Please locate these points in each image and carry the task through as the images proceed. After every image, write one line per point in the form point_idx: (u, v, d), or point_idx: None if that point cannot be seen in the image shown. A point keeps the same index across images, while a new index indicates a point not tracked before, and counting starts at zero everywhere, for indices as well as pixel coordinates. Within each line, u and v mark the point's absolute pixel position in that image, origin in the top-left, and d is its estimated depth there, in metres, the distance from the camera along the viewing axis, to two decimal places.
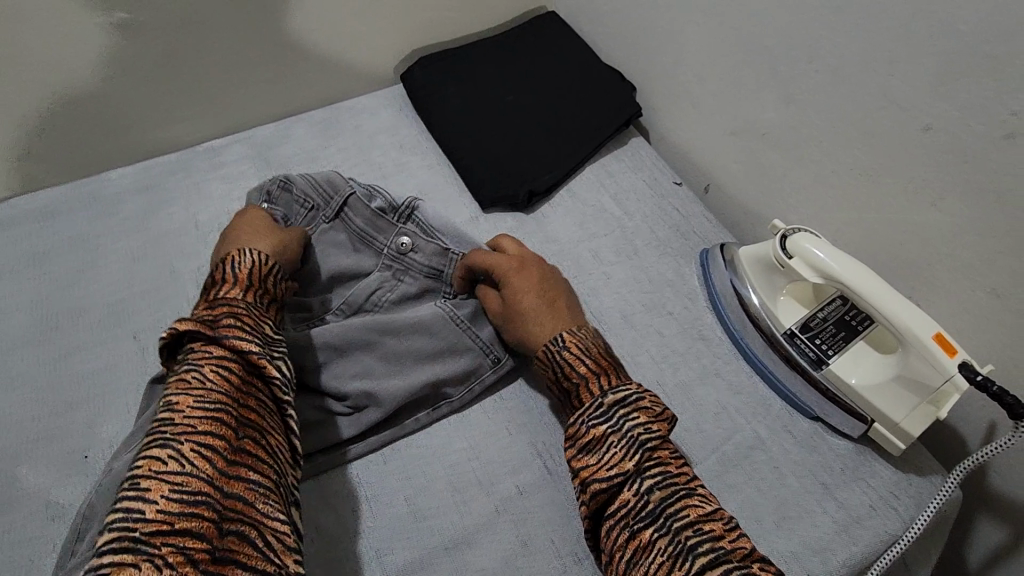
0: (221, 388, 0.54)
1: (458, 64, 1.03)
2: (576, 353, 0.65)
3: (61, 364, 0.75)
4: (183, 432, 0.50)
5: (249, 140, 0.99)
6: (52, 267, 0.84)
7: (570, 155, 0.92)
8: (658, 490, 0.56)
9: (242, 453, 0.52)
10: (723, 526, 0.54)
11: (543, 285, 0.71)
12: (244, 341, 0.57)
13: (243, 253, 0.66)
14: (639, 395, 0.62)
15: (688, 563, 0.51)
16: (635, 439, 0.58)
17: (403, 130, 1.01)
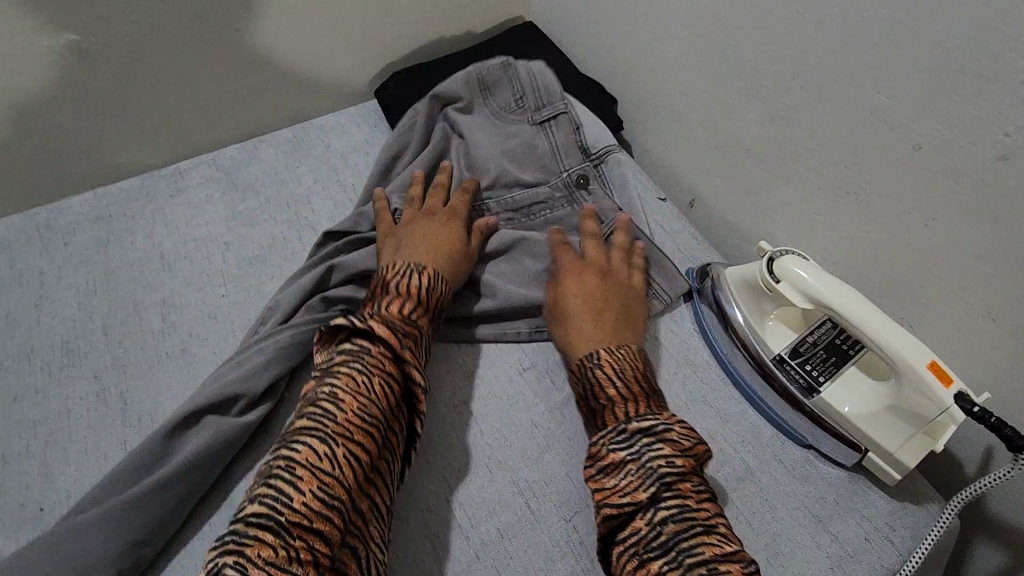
0: (381, 395, 0.57)
1: (431, 78, 1.00)
2: (608, 372, 0.64)
3: (14, 408, 0.71)
4: (341, 432, 0.52)
5: (216, 162, 0.96)
6: (6, 302, 0.80)
7: (553, 172, 0.89)
8: (673, 523, 0.52)
9: (377, 469, 0.54)
10: (745, 569, 0.50)
11: (595, 290, 0.72)
12: (413, 365, 0.60)
13: (437, 278, 0.70)
14: (666, 425, 0.59)
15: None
16: (655, 471, 0.55)
17: (377, 148, 0.98)
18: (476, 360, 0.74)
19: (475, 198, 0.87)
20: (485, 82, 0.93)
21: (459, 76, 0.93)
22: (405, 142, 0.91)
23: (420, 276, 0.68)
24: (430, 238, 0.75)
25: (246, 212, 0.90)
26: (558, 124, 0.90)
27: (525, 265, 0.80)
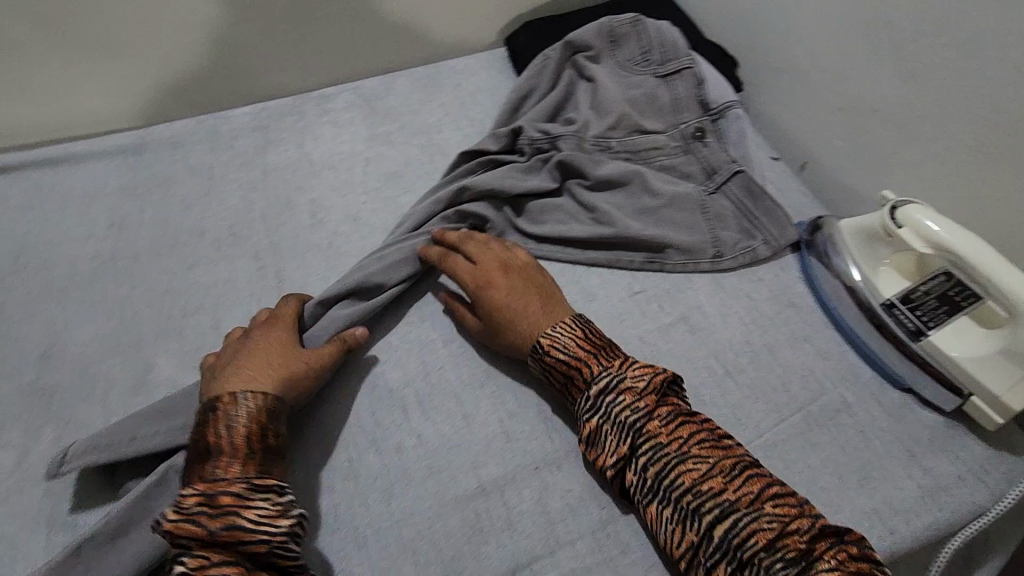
0: (207, 529, 0.52)
1: (560, 28, 1.06)
2: (553, 353, 0.66)
3: (190, 273, 0.83)
4: (200, 565, 0.51)
5: (359, 90, 1.05)
6: (182, 189, 0.92)
7: (672, 122, 0.94)
8: (654, 466, 0.59)
9: (257, 571, 0.53)
10: (725, 479, 0.56)
11: (513, 294, 0.71)
12: (228, 528, 0.53)
13: (236, 401, 0.59)
14: (619, 377, 0.63)
15: (697, 525, 0.55)
16: (624, 423, 0.61)
17: (503, 90, 1.05)
18: (590, 280, 0.80)
19: (602, 137, 0.91)
20: (616, 35, 0.98)
21: (593, 26, 0.98)
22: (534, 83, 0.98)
23: (218, 424, 0.58)
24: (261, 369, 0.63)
25: (383, 134, 0.99)
26: (682, 78, 0.95)
27: (642, 201, 0.84)
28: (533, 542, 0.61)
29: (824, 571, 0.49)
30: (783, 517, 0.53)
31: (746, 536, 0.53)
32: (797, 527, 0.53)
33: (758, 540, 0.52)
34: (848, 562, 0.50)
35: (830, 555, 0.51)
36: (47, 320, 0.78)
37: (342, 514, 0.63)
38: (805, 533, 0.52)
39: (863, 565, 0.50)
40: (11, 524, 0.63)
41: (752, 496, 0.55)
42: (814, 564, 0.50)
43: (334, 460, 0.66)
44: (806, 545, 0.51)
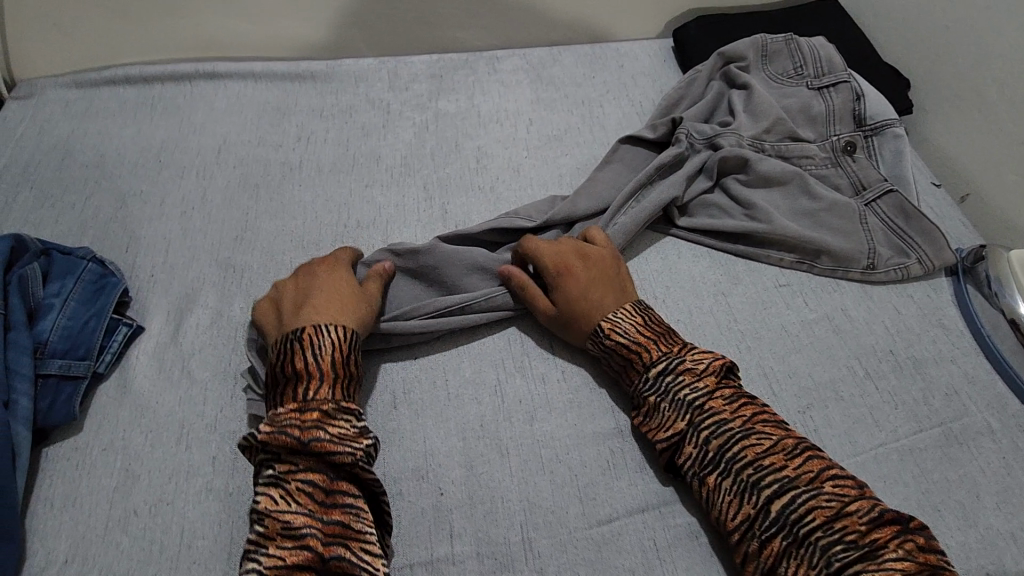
0: (298, 439, 0.57)
1: (731, 25, 1.09)
2: (614, 330, 0.69)
3: (366, 192, 0.91)
4: (288, 471, 0.57)
5: (528, 57, 1.11)
6: (363, 118, 1.01)
7: (823, 134, 0.93)
8: (715, 440, 0.61)
9: (338, 481, 0.58)
10: (785, 457, 0.59)
11: (595, 283, 0.73)
12: (326, 437, 0.58)
13: (321, 330, 0.64)
14: (680, 358, 0.66)
15: (755, 499, 0.58)
16: (684, 400, 0.64)
17: (666, 77, 1.09)
18: (736, 265, 0.83)
19: (757, 141, 0.91)
20: (768, 50, 1.00)
21: (747, 40, 1.00)
22: (690, 83, 1.01)
23: (306, 351, 0.63)
24: (330, 296, 0.68)
25: (547, 100, 1.04)
26: (837, 92, 0.95)
27: (798, 203, 0.86)
28: (662, 486, 0.65)
29: (888, 556, 0.52)
30: (842, 497, 0.56)
31: (804, 512, 0.56)
32: (856, 509, 0.55)
33: (815, 517, 0.55)
34: (912, 551, 0.53)
35: (896, 544, 0.53)
36: (241, 210, 0.88)
37: (488, 423, 0.68)
38: (866, 518, 0.54)
39: (927, 556, 0.53)
40: (206, 371, 0.72)
41: (813, 476, 0.58)
42: (878, 550, 0.52)
43: (484, 376, 0.72)
44: (866, 530, 0.54)
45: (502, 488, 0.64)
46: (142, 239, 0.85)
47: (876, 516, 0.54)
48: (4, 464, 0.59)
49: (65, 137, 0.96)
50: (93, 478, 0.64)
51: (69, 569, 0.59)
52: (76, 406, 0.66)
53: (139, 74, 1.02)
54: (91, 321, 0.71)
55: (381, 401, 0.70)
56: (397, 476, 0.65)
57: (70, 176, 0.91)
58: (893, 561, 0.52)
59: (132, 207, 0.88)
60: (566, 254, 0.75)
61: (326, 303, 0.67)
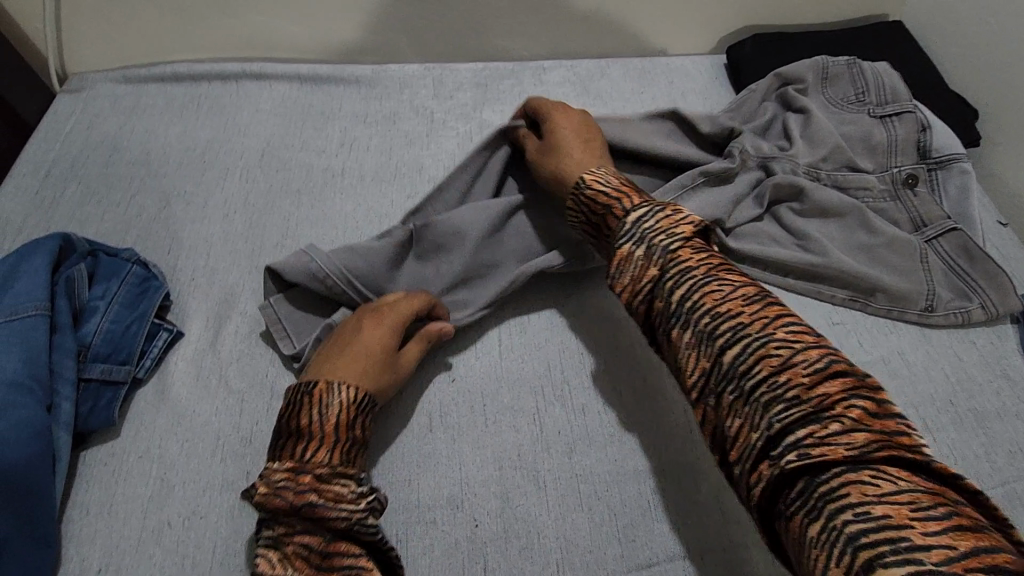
0: (292, 501, 0.55)
1: (790, 44, 1.05)
2: (598, 181, 0.70)
3: (407, 202, 0.90)
4: (285, 534, 0.55)
5: (575, 69, 1.08)
6: (406, 125, 0.99)
7: (882, 164, 0.89)
8: (677, 290, 0.58)
9: (337, 542, 0.55)
10: (744, 305, 0.55)
11: (577, 140, 0.78)
12: (323, 497, 0.55)
13: (332, 390, 0.61)
14: (655, 209, 0.64)
15: (711, 351, 0.54)
16: (656, 247, 0.61)
17: (717, 96, 1.06)
18: (787, 299, 0.80)
19: (812, 168, 0.88)
20: (829, 72, 0.96)
21: (808, 61, 0.97)
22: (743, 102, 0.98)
23: (314, 408, 0.60)
24: (352, 355, 0.65)
25: (594, 115, 1.02)
26: (901, 121, 0.90)
27: (856, 236, 0.82)
28: (705, 532, 0.62)
29: (829, 417, 0.46)
30: (796, 349, 0.50)
31: (753, 363, 0.51)
32: (805, 361, 0.49)
33: (764, 368, 0.50)
34: (867, 419, 0.46)
35: (844, 406, 0.47)
36: (282, 215, 0.88)
37: (526, 453, 0.66)
38: (814, 370, 0.49)
39: (884, 423, 0.46)
40: (242, 381, 0.71)
41: (769, 323, 0.53)
42: (821, 410, 0.47)
43: (523, 403, 0.70)
44: (813, 386, 0.48)
45: (539, 524, 0.62)
46: (184, 240, 0.85)
47: (823, 368, 0.49)
48: (45, 469, 0.60)
49: (112, 133, 0.97)
50: (129, 486, 0.64)
51: None
52: (116, 411, 0.67)
53: (186, 71, 1.03)
54: (133, 326, 0.71)
55: (417, 423, 0.68)
56: (432, 502, 0.63)
57: (115, 173, 0.92)
58: (835, 427, 0.46)
59: (175, 208, 0.88)
60: (569, 113, 0.81)
61: (346, 363, 0.64)
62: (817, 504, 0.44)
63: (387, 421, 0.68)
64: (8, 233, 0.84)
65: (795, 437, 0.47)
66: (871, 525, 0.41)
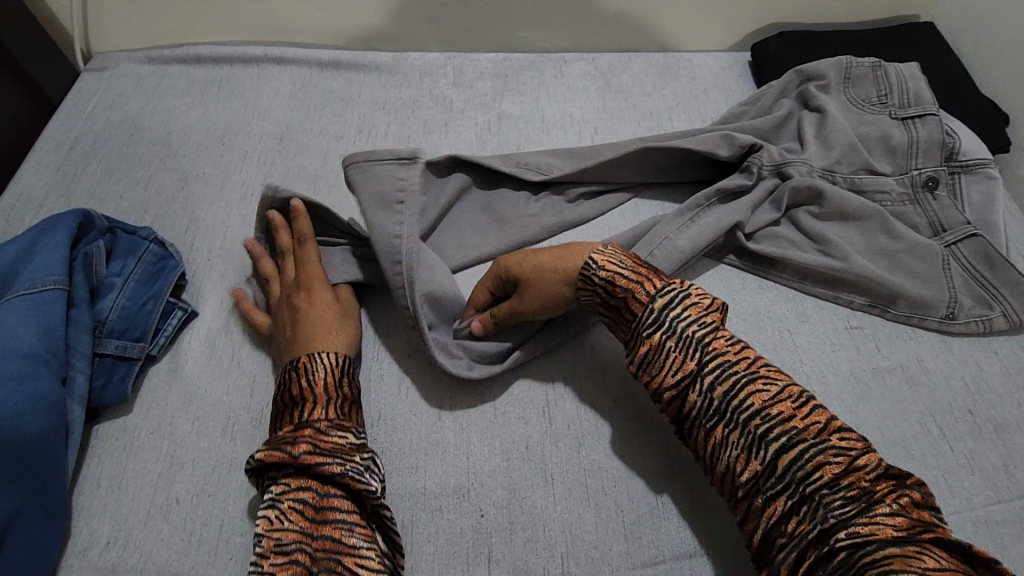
0: (290, 459, 0.57)
1: (817, 42, 1.03)
2: (608, 269, 0.65)
3: None
4: (282, 490, 0.57)
5: (596, 62, 1.07)
6: (425, 114, 0.99)
7: (903, 166, 0.86)
8: (720, 386, 0.58)
9: (330, 496, 0.57)
10: (793, 405, 0.56)
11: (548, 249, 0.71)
12: (317, 455, 0.57)
13: (314, 357, 0.64)
14: (683, 296, 0.63)
15: (763, 453, 0.55)
16: (692, 339, 0.60)
17: (740, 93, 1.04)
18: (805, 302, 0.78)
19: (830, 172, 0.86)
20: (852, 73, 0.94)
21: (830, 60, 0.94)
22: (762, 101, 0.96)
23: (302, 377, 0.63)
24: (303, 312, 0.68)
25: (614, 109, 1.01)
26: (923, 123, 0.87)
27: (876, 241, 0.80)
28: (713, 533, 0.61)
29: (883, 514, 0.49)
30: (849, 451, 0.53)
31: (809, 467, 0.52)
32: (863, 463, 0.52)
33: (820, 473, 0.52)
34: (908, 507, 0.50)
35: (891, 499, 0.50)
36: None
37: (534, 445, 0.66)
38: (869, 471, 0.52)
39: (922, 513, 0.50)
40: (254, 361, 0.72)
41: (817, 423, 0.54)
42: (873, 504, 0.50)
43: (532, 395, 0.70)
44: (867, 484, 0.51)
45: (545, 516, 0.62)
46: (201, 221, 0.85)
47: (881, 471, 0.52)
48: (59, 441, 0.60)
49: (133, 113, 0.97)
50: (140, 462, 0.65)
51: (111, 550, 0.60)
52: (129, 386, 0.67)
53: (209, 54, 1.03)
54: (149, 303, 0.71)
55: (426, 411, 0.68)
56: (439, 490, 0.63)
57: (136, 153, 0.92)
58: (886, 518, 0.49)
59: (194, 189, 0.89)
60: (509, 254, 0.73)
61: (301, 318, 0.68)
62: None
63: (396, 409, 0.68)
64: (29, 208, 0.85)
65: (847, 529, 0.49)
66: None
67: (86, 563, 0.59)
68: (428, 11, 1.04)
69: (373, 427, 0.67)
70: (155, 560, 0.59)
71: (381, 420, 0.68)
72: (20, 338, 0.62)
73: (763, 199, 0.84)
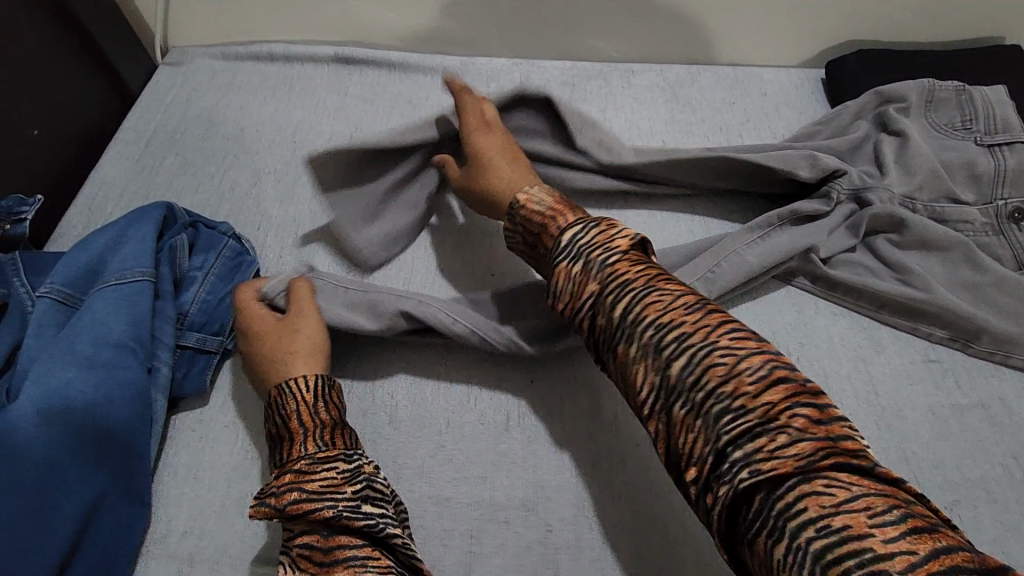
0: (278, 507, 0.54)
1: (897, 61, 0.99)
2: (529, 202, 0.70)
3: None
4: (290, 540, 0.54)
5: (665, 74, 1.06)
6: None
7: (987, 195, 0.83)
8: (617, 304, 0.56)
9: (333, 535, 0.52)
10: (686, 315, 0.52)
11: (505, 163, 0.77)
12: (301, 496, 0.54)
13: (280, 390, 0.63)
14: (590, 225, 0.63)
15: (657, 367, 0.52)
16: (594, 262, 0.59)
17: (813, 112, 1.02)
18: (880, 331, 0.76)
19: (909, 199, 0.84)
20: (935, 96, 0.91)
21: (912, 82, 0.91)
22: (837, 121, 0.93)
23: (276, 415, 0.61)
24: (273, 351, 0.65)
25: (682, 122, 1.00)
26: (1012, 152, 0.84)
27: (959, 272, 0.77)
28: None
29: (772, 426, 0.45)
30: (742, 356, 0.49)
31: (699, 375, 0.49)
32: (751, 369, 0.48)
33: (709, 379, 0.48)
34: (806, 421, 0.45)
35: (785, 411, 0.45)
36: None
37: (603, 462, 0.66)
38: (758, 378, 0.47)
39: (828, 429, 0.44)
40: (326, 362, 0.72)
41: (710, 331, 0.51)
42: (766, 420, 0.45)
43: (601, 411, 0.69)
44: (762, 396, 0.46)
45: (614, 535, 0.62)
46: (273, 218, 0.87)
47: (767, 375, 0.47)
48: (143, 430, 0.62)
49: (208, 107, 1.00)
50: (216, 453, 0.66)
51: (189, 540, 0.61)
52: (207, 379, 0.69)
53: (281, 52, 1.05)
54: (226, 299, 0.73)
55: (494, 421, 0.69)
56: (507, 501, 0.63)
57: (210, 146, 0.95)
58: (775, 430, 0.44)
59: (265, 184, 0.90)
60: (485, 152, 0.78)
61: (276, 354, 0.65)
62: (776, 525, 0.42)
63: (465, 418, 0.69)
64: (111, 197, 0.88)
65: (743, 447, 0.45)
66: (833, 539, 0.39)
67: (163, 550, 0.60)
68: (497, 16, 1.05)
69: (441, 434, 0.68)
70: (227, 553, 0.60)
71: (449, 427, 0.68)
72: (111, 326, 0.64)
73: (840, 228, 0.82)
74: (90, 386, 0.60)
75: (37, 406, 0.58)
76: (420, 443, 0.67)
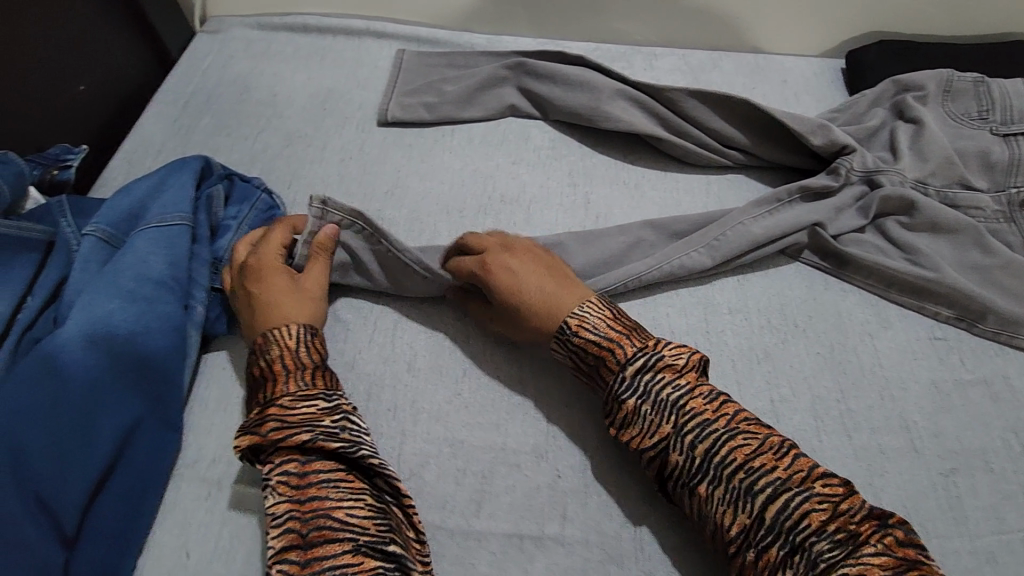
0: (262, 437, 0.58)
1: (917, 52, 1.01)
2: (584, 331, 0.65)
3: (511, 167, 0.92)
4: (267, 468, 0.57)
5: (686, 58, 1.08)
6: None
7: (1000, 183, 0.85)
8: (700, 445, 0.57)
9: (309, 462, 0.57)
10: (774, 457, 0.55)
11: (541, 277, 0.69)
12: (281, 426, 0.58)
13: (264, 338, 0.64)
14: (656, 355, 0.62)
15: (749, 507, 0.54)
16: (665, 401, 0.60)
17: (831, 99, 1.04)
18: (888, 308, 0.78)
19: (922, 184, 0.85)
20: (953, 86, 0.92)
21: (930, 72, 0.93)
22: (855, 107, 0.95)
23: (259, 358, 0.64)
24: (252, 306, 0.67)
25: None
26: None
27: (968, 255, 0.79)
28: None
29: (868, 554, 0.49)
30: (834, 498, 0.52)
31: (798, 518, 0.52)
32: (847, 507, 0.52)
33: (809, 523, 0.51)
34: (892, 545, 0.50)
35: (874, 537, 0.50)
36: (394, 165, 0.92)
37: None
38: (852, 515, 0.51)
39: (907, 551, 0.50)
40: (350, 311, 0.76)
41: (799, 474, 0.54)
42: (860, 548, 0.50)
43: None
44: (853, 526, 0.51)
45: (621, 482, 0.64)
46: (303, 178, 0.90)
47: (863, 511, 0.52)
48: (178, 361, 0.66)
49: (243, 73, 1.04)
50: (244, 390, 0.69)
51: (217, 467, 0.64)
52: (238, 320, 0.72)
53: (315, 24, 1.09)
54: None
55: (508, 373, 0.71)
56: (519, 447, 0.66)
57: (245, 110, 0.98)
58: (870, 557, 0.49)
59: (296, 147, 0.94)
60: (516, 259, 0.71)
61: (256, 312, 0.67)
62: None
63: (481, 370, 0.72)
64: (150, 152, 0.92)
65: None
66: None
67: (192, 474, 0.64)
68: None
69: (457, 382, 0.71)
70: (251, 478, 0.63)
71: (466, 377, 0.71)
72: (151, 265, 0.68)
73: (848, 207, 0.84)
74: (131, 317, 0.64)
75: (82, 333, 0.62)
76: (438, 389, 0.70)
